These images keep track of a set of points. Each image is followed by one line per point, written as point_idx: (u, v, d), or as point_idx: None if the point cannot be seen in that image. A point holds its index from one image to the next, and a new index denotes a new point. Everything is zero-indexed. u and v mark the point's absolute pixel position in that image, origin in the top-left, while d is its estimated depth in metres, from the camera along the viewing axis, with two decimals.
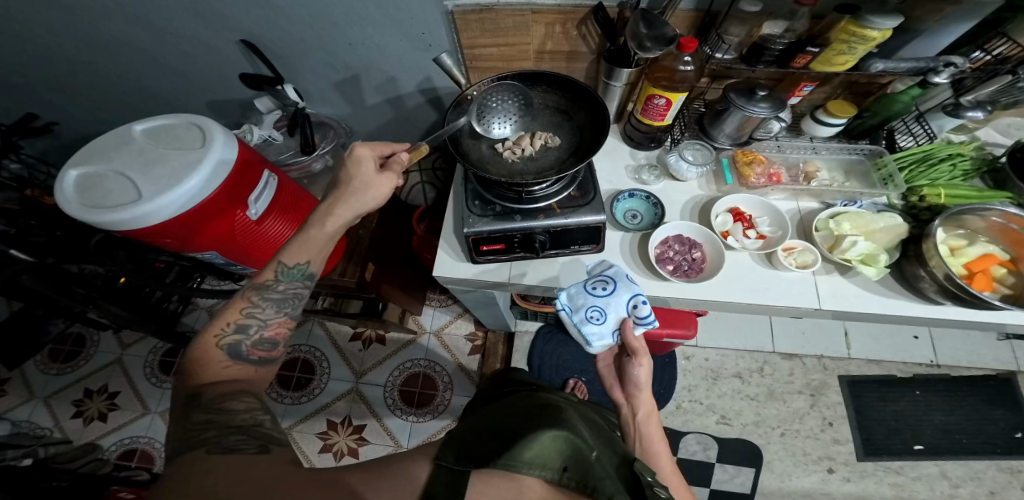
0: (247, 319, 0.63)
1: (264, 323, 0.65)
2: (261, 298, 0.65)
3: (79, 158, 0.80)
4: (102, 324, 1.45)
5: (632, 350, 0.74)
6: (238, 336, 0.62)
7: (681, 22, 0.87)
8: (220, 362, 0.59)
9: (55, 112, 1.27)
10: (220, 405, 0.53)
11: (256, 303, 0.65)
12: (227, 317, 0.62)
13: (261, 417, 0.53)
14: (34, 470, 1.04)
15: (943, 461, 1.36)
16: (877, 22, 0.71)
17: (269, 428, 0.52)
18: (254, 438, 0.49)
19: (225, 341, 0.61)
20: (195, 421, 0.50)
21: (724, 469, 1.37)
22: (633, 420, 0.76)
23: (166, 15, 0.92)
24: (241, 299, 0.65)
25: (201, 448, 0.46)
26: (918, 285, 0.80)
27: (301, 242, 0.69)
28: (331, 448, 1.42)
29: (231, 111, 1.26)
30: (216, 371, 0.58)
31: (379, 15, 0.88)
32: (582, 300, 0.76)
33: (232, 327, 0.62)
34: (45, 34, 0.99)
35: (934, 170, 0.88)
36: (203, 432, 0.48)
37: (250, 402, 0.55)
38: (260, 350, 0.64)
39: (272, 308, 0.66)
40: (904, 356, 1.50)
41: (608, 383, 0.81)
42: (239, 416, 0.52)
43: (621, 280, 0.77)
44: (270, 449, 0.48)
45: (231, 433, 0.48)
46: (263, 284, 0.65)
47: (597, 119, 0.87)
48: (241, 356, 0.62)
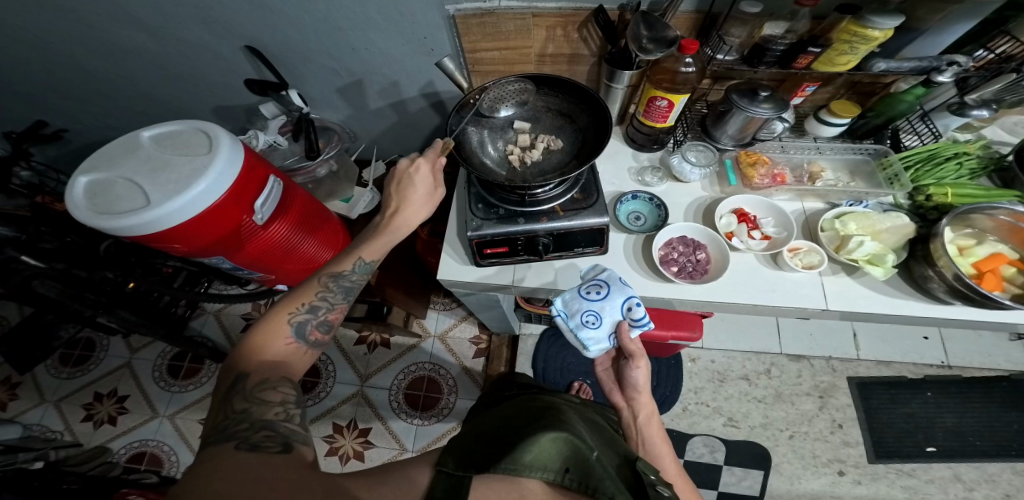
0: (319, 300, 0.65)
1: (332, 307, 0.67)
2: (335, 284, 0.68)
3: (88, 164, 0.81)
4: (111, 328, 1.47)
5: (630, 353, 0.73)
6: (308, 316, 0.63)
7: (682, 24, 0.87)
8: (285, 338, 0.61)
9: (64, 119, 1.29)
10: (259, 393, 0.53)
11: (329, 288, 0.67)
12: (301, 297, 0.64)
13: (292, 412, 0.53)
14: (45, 473, 1.06)
15: (957, 464, 1.34)
16: (878, 22, 0.71)
17: (295, 425, 0.52)
18: (278, 436, 0.49)
19: (296, 319, 0.62)
20: (235, 409, 0.50)
21: (732, 472, 1.36)
22: (634, 423, 0.77)
23: (172, 22, 0.94)
24: (313, 283, 0.67)
25: (230, 442, 0.47)
26: (927, 285, 0.79)
27: (376, 239, 0.73)
28: (337, 451, 1.43)
29: (236, 117, 1.27)
30: (278, 348, 0.60)
31: (381, 20, 0.89)
32: (577, 305, 0.75)
33: (304, 306, 0.64)
34: (54, 43, 1.01)
35: (939, 170, 0.87)
36: (237, 425, 0.49)
37: (286, 391, 0.55)
38: (319, 332, 0.64)
39: (341, 295, 0.69)
40: (913, 357, 1.48)
41: (608, 387, 0.81)
42: (272, 409, 0.52)
43: (615, 283, 0.75)
44: (290, 447, 0.49)
45: (260, 428, 0.49)
46: (339, 272, 0.69)
47: (600, 122, 0.86)
48: (303, 336, 0.63)
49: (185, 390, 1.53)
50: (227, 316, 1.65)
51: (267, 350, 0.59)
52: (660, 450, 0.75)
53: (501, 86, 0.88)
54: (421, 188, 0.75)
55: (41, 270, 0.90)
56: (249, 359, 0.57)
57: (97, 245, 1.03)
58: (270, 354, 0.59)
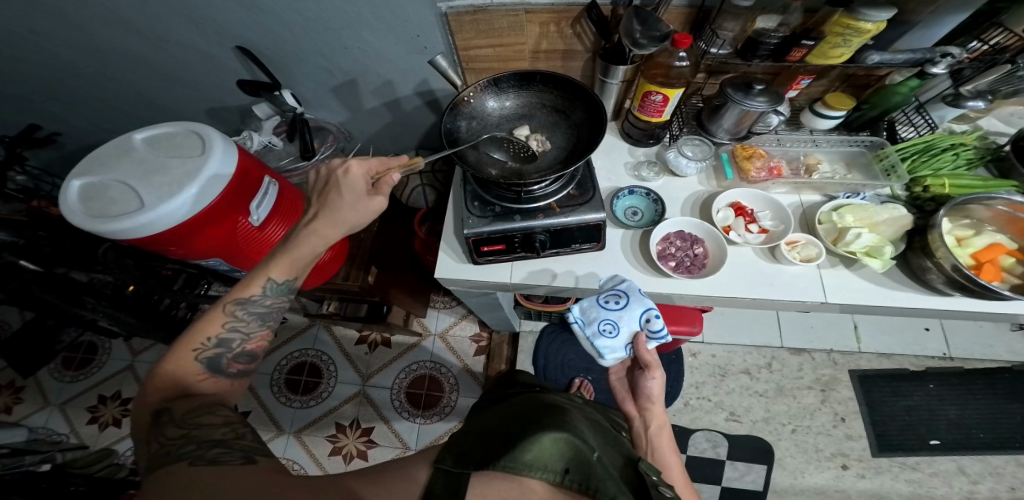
0: (229, 333, 0.64)
1: (248, 336, 0.66)
2: (244, 312, 0.66)
3: (82, 168, 0.82)
4: (112, 332, 1.47)
5: (646, 364, 0.76)
6: (219, 350, 0.63)
7: (675, 18, 0.86)
8: (197, 376, 0.60)
9: (57, 123, 1.29)
10: (193, 420, 0.53)
11: (238, 317, 0.65)
12: (207, 331, 0.63)
13: (241, 431, 0.52)
14: (51, 475, 1.06)
15: (961, 457, 1.33)
16: (871, 15, 0.71)
17: (250, 441, 0.51)
18: (237, 451, 0.49)
19: (204, 355, 0.62)
20: (171, 436, 0.50)
21: (735, 467, 1.36)
22: (644, 432, 0.78)
23: (163, 23, 0.94)
24: (219, 312, 0.64)
25: (182, 461, 0.47)
26: (925, 276, 0.79)
27: (290, 257, 0.69)
28: (339, 451, 1.43)
29: (230, 118, 1.27)
30: (193, 384, 0.59)
31: (373, 19, 0.89)
32: (594, 314, 0.80)
33: (211, 341, 0.63)
34: (47, 47, 1.01)
35: (936, 160, 0.86)
36: (182, 446, 0.48)
37: (225, 414, 0.55)
38: (239, 363, 0.65)
39: (255, 322, 0.67)
40: (915, 349, 1.47)
41: (620, 395, 0.84)
42: (219, 431, 0.51)
43: (634, 294, 0.79)
44: (253, 460, 0.48)
45: (213, 446, 0.48)
46: (246, 298, 0.66)
47: (594, 118, 0.87)
48: (219, 370, 0.62)
49: None
50: None
51: (174, 390, 0.57)
52: (669, 460, 0.75)
53: (494, 83, 0.88)
54: (348, 198, 0.72)
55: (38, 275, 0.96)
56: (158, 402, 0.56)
57: (94, 247, 1.03)
58: (186, 390, 0.58)
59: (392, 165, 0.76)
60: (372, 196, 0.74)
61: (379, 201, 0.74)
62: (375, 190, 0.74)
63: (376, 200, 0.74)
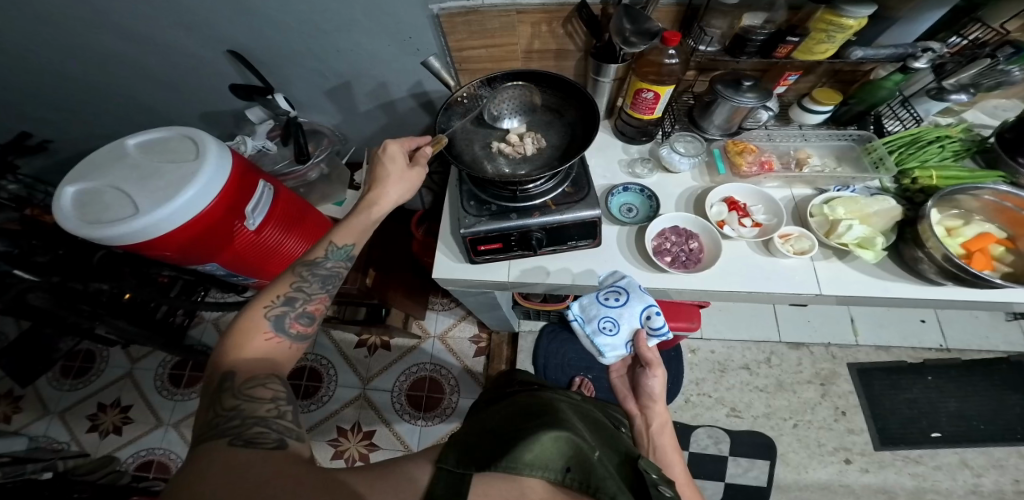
0: (295, 292, 0.65)
1: (309, 298, 0.66)
2: (310, 274, 0.68)
3: (75, 174, 0.82)
4: (110, 339, 1.47)
5: (646, 360, 0.81)
6: (285, 308, 0.63)
7: (664, 16, 0.87)
8: (265, 334, 0.60)
9: (50, 130, 1.30)
10: (250, 390, 0.53)
11: (304, 277, 0.67)
12: (276, 290, 0.64)
13: (284, 408, 0.53)
14: (55, 483, 1.06)
15: (963, 449, 1.34)
16: (853, 11, 0.72)
17: (289, 422, 0.52)
18: (273, 433, 0.50)
19: (272, 313, 0.62)
20: (224, 406, 0.50)
21: (738, 463, 1.36)
22: (646, 430, 0.79)
23: (156, 28, 0.94)
24: (288, 274, 0.67)
25: (224, 438, 0.48)
26: (918, 267, 0.79)
27: (350, 223, 0.73)
28: (342, 454, 1.44)
29: (224, 122, 1.28)
30: (259, 343, 0.59)
31: (366, 21, 0.89)
32: (594, 311, 0.90)
33: (280, 300, 0.63)
34: (40, 54, 1.01)
35: (924, 152, 0.87)
36: (229, 421, 0.49)
37: (276, 388, 0.56)
38: (300, 324, 0.64)
39: (318, 284, 0.68)
40: (912, 342, 1.48)
41: (622, 394, 0.87)
42: (264, 406, 0.52)
43: (635, 290, 0.83)
44: (285, 445, 0.49)
45: (253, 424, 0.49)
46: (313, 261, 0.68)
47: (587, 117, 0.88)
48: (283, 330, 0.62)
49: (188, 398, 1.54)
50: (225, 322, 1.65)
51: (245, 347, 0.58)
52: (670, 458, 0.75)
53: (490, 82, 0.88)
54: (392, 168, 0.76)
55: (36, 283, 0.91)
56: (232, 358, 0.57)
57: (91, 255, 1.03)
58: (253, 350, 0.58)
59: (422, 145, 0.80)
60: (412, 168, 0.77)
61: (419, 172, 0.77)
62: (415, 162, 0.77)
63: (417, 171, 0.77)
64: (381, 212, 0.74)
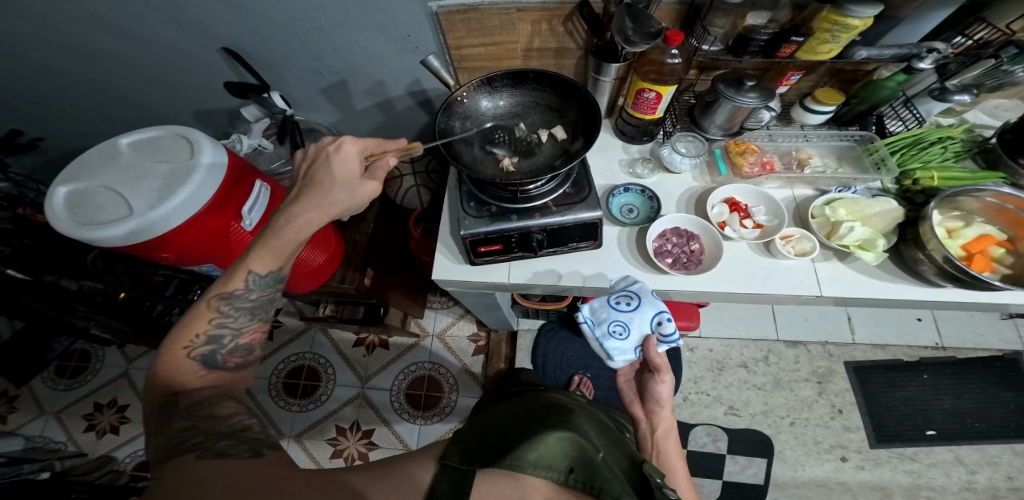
0: (217, 329, 0.62)
1: (237, 331, 0.64)
2: (230, 307, 0.64)
3: (67, 174, 0.80)
4: (105, 339, 1.46)
5: (654, 366, 0.80)
6: (209, 346, 0.61)
7: (665, 15, 0.86)
8: (194, 371, 0.59)
9: (41, 127, 1.28)
10: (200, 411, 0.53)
11: (225, 312, 0.63)
12: (195, 328, 0.61)
13: (249, 422, 0.52)
14: (53, 483, 1.05)
15: (958, 446, 1.35)
16: (858, 11, 0.71)
17: (257, 432, 0.51)
18: (245, 442, 0.48)
19: (197, 352, 0.60)
20: (177, 428, 0.50)
21: (735, 460, 1.36)
22: (651, 436, 0.78)
23: (148, 25, 0.92)
24: (206, 308, 0.63)
25: (191, 453, 0.46)
26: (918, 269, 0.79)
27: (268, 246, 0.66)
28: (341, 453, 1.43)
29: (219, 120, 1.26)
30: (190, 381, 0.58)
31: (363, 19, 0.88)
32: (605, 315, 0.92)
33: (201, 338, 0.61)
34: (29, 51, 0.99)
35: (926, 153, 0.87)
36: (196, 437, 0.48)
37: (234, 406, 0.55)
38: (235, 357, 0.63)
39: (244, 315, 0.65)
40: (908, 340, 1.49)
41: (628, 398, 0.85)
42: (226, 422, 0.51)
43: (646, 295, 0.84)
44: (262, 453, 0.48)
45: (221, 438, 0.48)
46: (231, 292, 0.64)
47: (587, 116, 0.86)
48: (215, 365, 0.61)
49: None
50: None
51: (176, 383, 0.57)
52: (676, 467, 0.74)
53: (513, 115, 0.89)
54: (333, 178, 0.69)
55: None
56: (166, 390, 0.56)
57: (83, 255, 1.01)
58: (182, 389, 0.57)
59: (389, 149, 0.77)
60: (361, 180, 0.71)
61: (370, 187, 0.71)
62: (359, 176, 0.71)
63: (369, 187, 0.71)
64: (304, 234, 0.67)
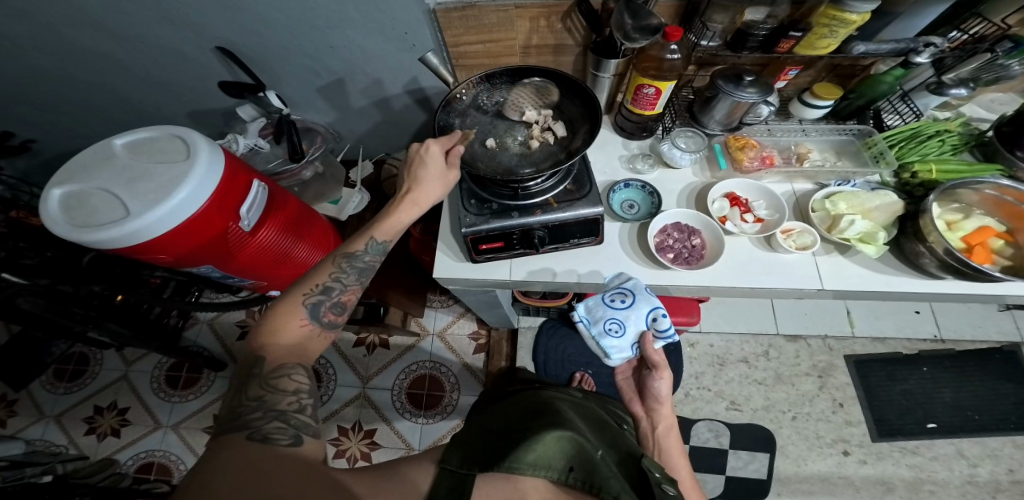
0: (332, 282, 0.64)
1: (345, 288, 0.65)
2: (349, 265, 0.66)
3: (61, 176, 0.80)
4: (103, 342, 1.45)
5: (653, 363, 0.77)
6: (322, 297, 0.62)
7: (665, 11, 0.86)
8: (299, 319, 0.59)
9: (34, 130, 1.27)
10: (274, 380, 0.53)
11: (342, 268, 0.65)
12: (314, 279, 0.63)
13: (305, 402, 0.53)
14: (56, 486, 1.05)
15: (959, 439, 1.35)
16: (855, 6, 0.71)
17: (307, 417, 0.52)
18: (291, 428, 0.49)
19: (310, 300, 0.61)
20: (249, 396, 0.50)
21: (738, 456, 1.37)
22: (652, 434, 0.79)
23: (142, 24, 0.92)
24: (328, 263, 0.65)
25: (243, 431, 0.47)
26: (919, 261, 0.80)
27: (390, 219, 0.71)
28: (344, 453, 1.43)
29: (215, 120, 1.25)
30: (292, 331, 0.58)
31: (360, 17, 0.88)
32: (600, 313, 0.82)
33: (317, 288, 0.62)
34: (21, 51, 0.98)
35: (923, 146, 0.87)
36: (252, 412, 0.49)
37: (301, 380, 0.55)
38: (332, 314, 0.63)
39: (354, 276, 0.67)
40: (907, 333, 1.50)
41: (628, 396, 0.85)
42: (286, 398, 0.52)
43: (641, 292, 0.80)
44: (302, 441, 0.49)
45: (273, 418, 0.49)
46: (352, 253, 0.67)
47: (589, 112, 0.86)
48: (316, 317, 0.61)
49: (186, 400, 1.52)
50: (221, 324, 1.64)
51: (282, 330, 0.58)
52: (676, 464, 0.75)
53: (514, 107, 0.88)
54: (433, 167, 0.74)
55: (25, 286, 0.88)
56: (264, 341, 0.56)
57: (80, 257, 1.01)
58: (288, 338, 0.58)
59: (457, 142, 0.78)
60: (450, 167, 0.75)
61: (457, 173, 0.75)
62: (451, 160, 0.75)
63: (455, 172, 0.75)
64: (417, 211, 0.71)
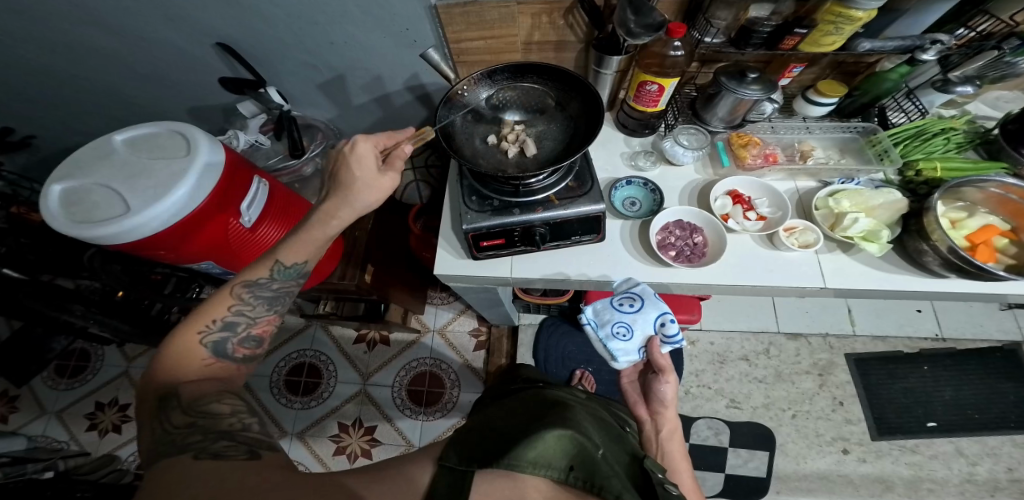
0: (235, 315, 0.62)
1: (253, 320, 0.64)
2: (252, 296, 0.64)
3: (62, 172, 0.80)
4: (104, 338, 1.45)
5: (659, 368, 0.75)
6: (223, 333, 0.61)
7: (667, 7, 0.86)
8: (203, 358, 0.58)
9: (34, 125, 1.26)
10: (200, 406, 0.51)
11: (245, 300, 0.63)
12: (210, 314, 0.61)
13: (248, 420, 0.51)
14: (56, 483, 1.05)
15: (958, 438, 1.35)
16: (861, 3, 0.71)
17: (256, 433, 0.50)
18: (241, 444, 0.47)
19: (209, 338, 0.59)
20: (176, 424, 0.48)
21: (738, 453, 1.37)
22: (655, 437, 0.79)
23: (140, 20, 0.91)
24: (225, 294, 0.62)
25: (187, 453, 0.46)
26: (921, 259, 0.79)
27: (299, 239, 0.67)
28: (344, 450, 1.43)
29: (215, 116, 1.25)
30: (197, 368, 0.57)
31: (360, 13, 0.87)
32: (608, 315, 0.80)
33: (216, 324, 0.60)
34: (19, 47, 0.98)
35: (929, 144, 0.87)
36: (188, 437, 0.47)
37: (233, 403, 0.54)
38: (245, 347, 0.62)
39: (263, 306, 0.65)
40: (908, 331, 1.49)
41: (632, 399, 0.84)
42: (226, 420, 0.50)
43: (649, 297, 0.80)
44: (258, 454, 0.47)
45: (218, 438, 0.47)
46: (256, 280, 0.64)
47: (590, 110, 0.86)
48: (224, 354, 0.60)
49: None
50: None
51: (184, 369, 0.56)
52: (679, 466, 0.76)
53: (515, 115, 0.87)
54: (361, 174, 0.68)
55: None
56: (166, 380, 0.54)
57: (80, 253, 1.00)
58: (191, 372, 0.56)
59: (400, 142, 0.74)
60: (383, 173, 0.69)
61: (391, 177, 0.70)
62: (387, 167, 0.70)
63: (390, 177, 0.70)
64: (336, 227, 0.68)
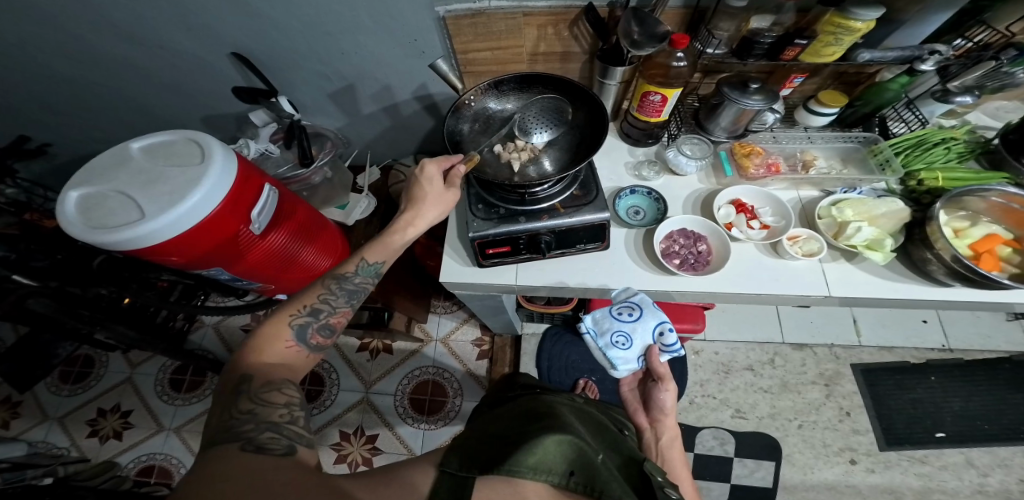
0: (321, 304, 0.65)
1: (333, 311, 0.66)
2: (338, 287, 0.67)
3: (79, 178, 0.81)
4: (109, 344, 1.46)
5: (658, 375, 0.76)
6: (309, 319, 0.63)
7: (671, 19, 0.88)
8: (285, 342, 0.60)
9: (51, 133, 1.29)
10: (264, 394, 0.52)
11: (331, 290, 0.67)
12: (302, 300, 0.64)
13: (297, 415, 0.53)
14: (56, 488, 1.04)
15: (969, 449, 1.34)
16: (860, 13, 0.73)
17: (301, 429, 0.52)
18: (283, 438, 0.49)
19: (296, 322, 0.62)
20: (240, 409, 0.50)
21: (744, 464, 1.35)
22: (656, 445, 0.77)
23: (156, 29, 0.93)
24: (317, 284, 0.67)
25: (236, 442, 0.47)
26: (926, 268, 0.80)
27: (382, 242, 0.73)
28: (345, 458, 1.42)
29: (226, 125, 1.27)
30: (278, 351, 0.59)
31: (371, 23, 0.89)
32: (607, 324, 0.80)
33: (305, 310, 0.63)
34: (39, 55, 1.00)
35: (929, 154, 0.88)
36: (244, 425, 0.48)
37: (291, 394, 0.55)
38: (320, 336, 0.64)
39: (344, 298, 0.68)
40: (915, 342, 1.49)
41: (631, 406, 0.84)
42: (278, 411, 0.51)
43: (648, 307, 0.80)
44: (294, 452, 0.49)
45: (265, 429, 0.49)
46: (342, 274, 0.68)
47: (595, 120, 0.87)
48: (303, 340, 0.62)
49: (189, 403, 1.53)
50: (226, 328, 1.64)
51: (267, 352, 0.58)
52: (681, 475, 0.75)
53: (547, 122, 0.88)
54: (430, 188, 0.76)
55: (37, 287, 0.89)
56: (250, 362, 0.56)
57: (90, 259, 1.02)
58: (273, 357, 0.58)
59: (456, 162, 0.78)
60: (449, 189, 0.76)
61: (454, 194, 0.76)
62: (449, 184, 0.76)
63: (452, 193, 0.76)
64: (411, 235, 0.74)
